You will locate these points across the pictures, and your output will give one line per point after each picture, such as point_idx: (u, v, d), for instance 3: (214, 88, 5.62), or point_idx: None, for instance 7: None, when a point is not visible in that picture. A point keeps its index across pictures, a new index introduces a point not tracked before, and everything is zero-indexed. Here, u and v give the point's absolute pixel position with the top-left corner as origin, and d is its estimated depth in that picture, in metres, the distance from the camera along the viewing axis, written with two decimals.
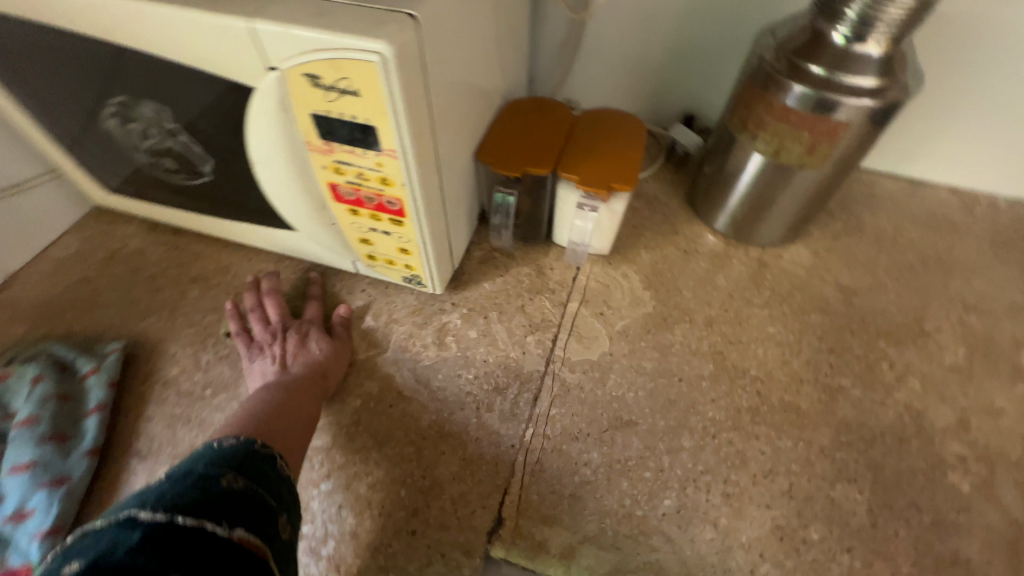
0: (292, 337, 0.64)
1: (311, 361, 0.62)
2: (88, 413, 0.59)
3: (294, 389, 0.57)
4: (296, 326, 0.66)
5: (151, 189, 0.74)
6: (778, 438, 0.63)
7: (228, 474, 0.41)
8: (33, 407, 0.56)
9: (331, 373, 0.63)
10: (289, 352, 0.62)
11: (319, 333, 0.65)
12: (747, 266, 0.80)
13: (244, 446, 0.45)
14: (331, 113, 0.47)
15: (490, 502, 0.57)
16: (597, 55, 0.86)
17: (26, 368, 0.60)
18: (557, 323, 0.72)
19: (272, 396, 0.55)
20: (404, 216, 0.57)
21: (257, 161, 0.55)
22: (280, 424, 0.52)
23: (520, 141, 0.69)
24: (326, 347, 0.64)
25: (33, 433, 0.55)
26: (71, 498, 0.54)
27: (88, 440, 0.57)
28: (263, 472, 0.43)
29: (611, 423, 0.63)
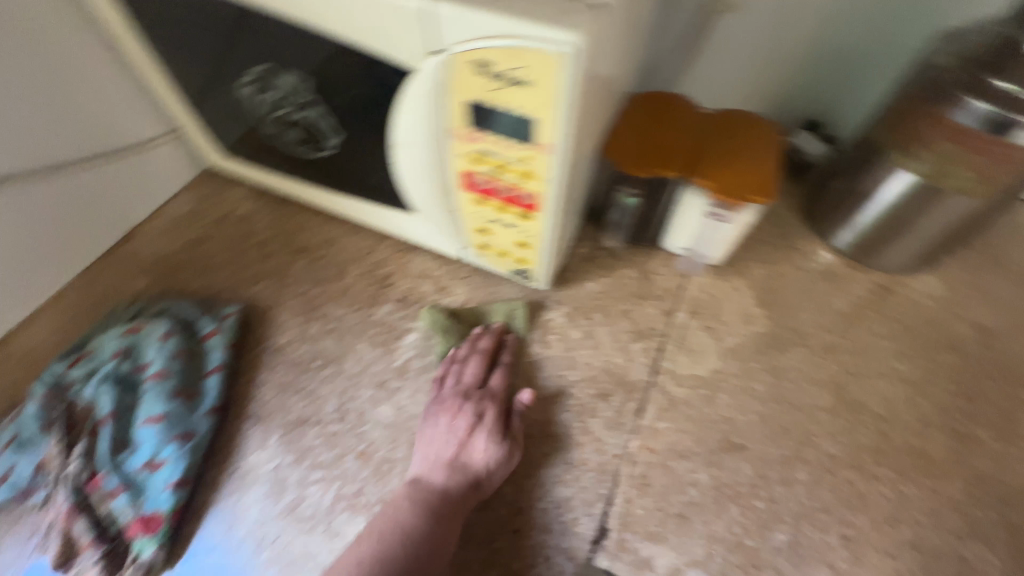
0: (467, 418, 0.57)
1: (472, 471, 0.54)
2: (210, 373, 0.61)
3: (437, 513, 0.51)
4: (476, 401, 0.58)
5: (267, 156, 0.74)
6: (903, 484, 0.58)
7: None
8: (163, 362, 0.58)
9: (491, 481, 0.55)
10: (457, 438, 0.56)
11: (492, 426, 0.56)
12: (870, 293, 0.74)
13: None
14: (491, 102, 0.45)
15: (594, 510, 0.56)
16: (729, 51, 0.76)
17: (157, 324, 0.62)
18: (663, 332, 0.69)
19: (415, 523, 0.50)
20: (535, 212, 0.55)
21: (396, 143, 0.53)
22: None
23: (648, 139, 0.65)
24: (495, 452, 0.55)
25: (164, 388, 0.57)
26: (195, 453, 0.56)
27: (210, 399, 0.59)
28: None
29: (720, 444, 0.61)
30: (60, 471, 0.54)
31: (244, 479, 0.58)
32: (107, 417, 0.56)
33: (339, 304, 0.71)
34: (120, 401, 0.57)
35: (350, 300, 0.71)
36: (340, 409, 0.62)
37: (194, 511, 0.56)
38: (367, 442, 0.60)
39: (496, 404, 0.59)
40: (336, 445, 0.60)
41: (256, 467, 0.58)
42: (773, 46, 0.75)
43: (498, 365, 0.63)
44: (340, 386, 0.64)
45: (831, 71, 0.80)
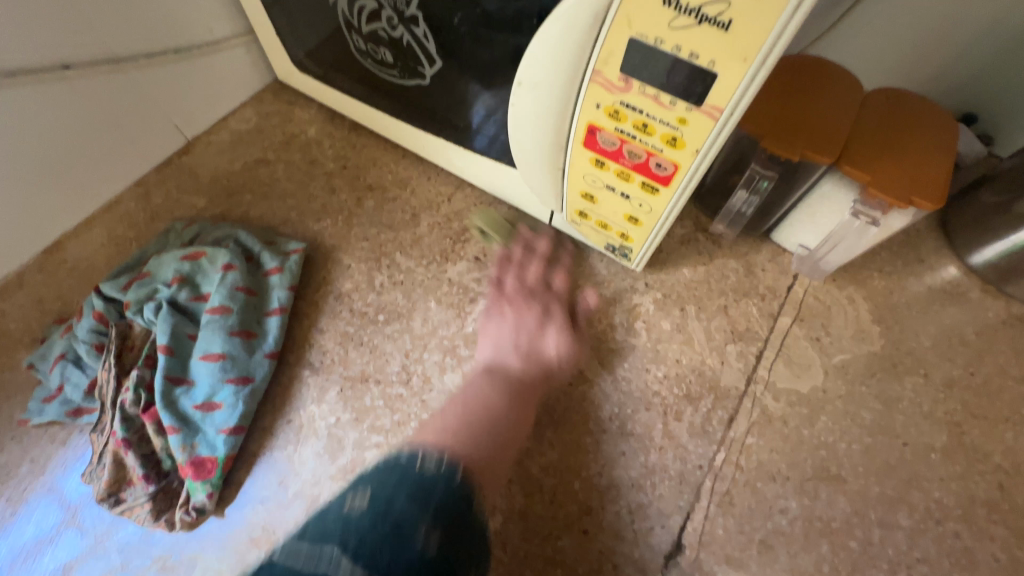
0: (536, 315, 0.59)
1: (545, 359, 0.56)
2: (271, 313, 0.56)
3: (514, 390, 0.52)
4: (541, 300, 0.60)
5: (344, 75, 0.65)
6: (1018, 548, 0.52)
7: (428, 525, 0.34)
8: (224, 296, 0.54)
9: (559, 377, 0.57)
10: (529, 336, 0.57)
11: (561, 324, 0.59)
12: (1004, 324, 0.65)
13: (445, 480, 0.37)
14: (665, 44, 0.36)
15: (671, 523, 0.51)
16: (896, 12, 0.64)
17: (217, 252, 0.57)
18: (763, 338, 0.62)
19: (497, 395, 0.51)
20: (665, 185, 0.47)
21: (519, 82, 0.44)
22: (501, 449, 0.46)
23: (797, 113, 0.55)
24: (565, 345, 0.57)
25: (224, 324, 0.53)
26: (252, 399, 0.53)
27: (270, 342, 0.55)
28: (458, 520, 0.36)
29: (816, 472, 0.54)
30: (113, 399, 0.51)
31: (300, 433, 0.54)
32: (162, 349, 0.52)
33: (410, 255, 0.64)
34: (176, 332, 0.53)
35: (422, 253, 0.64)
36: (404, 370, 0.57)
37: (244, 459, 0.53)
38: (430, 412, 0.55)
39: (563, 305, 0.61)
40: (399, 410, 0.55)
41: (313, 421, 0.54)
42: (954, 7, 0.61)
43: (559, 268, 0.63)
44: (406, 345, 0.59)
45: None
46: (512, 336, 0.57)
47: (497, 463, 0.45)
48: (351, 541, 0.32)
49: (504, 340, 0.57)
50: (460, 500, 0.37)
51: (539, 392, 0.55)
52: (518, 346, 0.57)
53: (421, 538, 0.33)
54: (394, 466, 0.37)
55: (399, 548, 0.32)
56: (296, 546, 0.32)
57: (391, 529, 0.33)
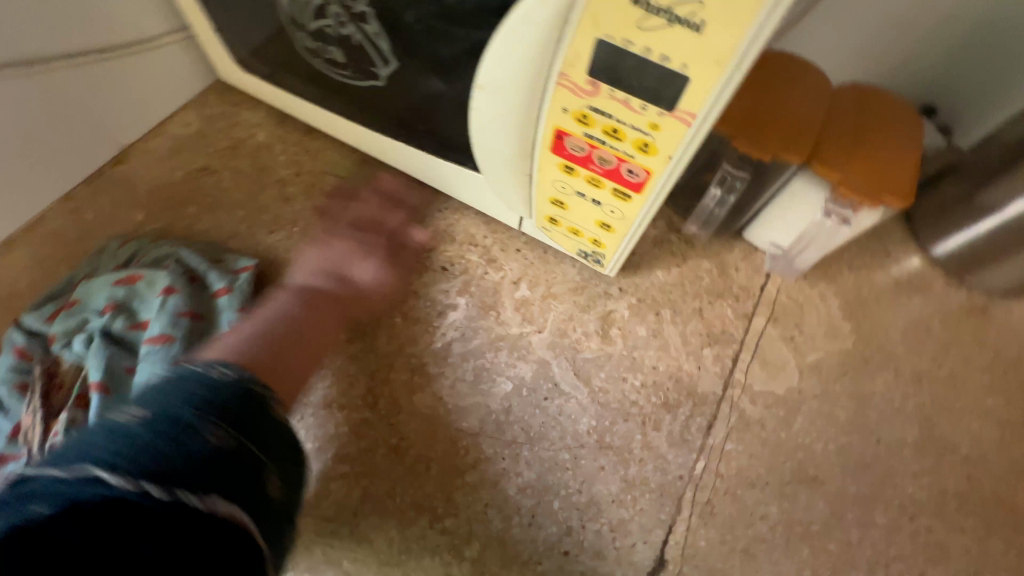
0: (357, 246, 0.61)
1: (344, 278, 0.58)
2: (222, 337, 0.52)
3: (316, 307, 0.54)
4: (375, 237, 0.62)
5: (293, 75, 0.60)
6: (987, 538, 0.53)
7: (215, 428, 0.35)
8: (165, 323, 0.50)
9: (368, 301, 0.58)
10: (344, 260, 0.59)
11: (381, 257, 0.61)
12: (967, 314, 0.66)
13: (238, 381, 0.39)
14: (634, 46, 0.33)
15: (653, 538, 0.50)
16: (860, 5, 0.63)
17: (156, 274, 0.52)
18: (739, 340, 0.61)
19: (297, 312, 0.53)
20: (638, 192, 0.45)
21: (480, 86, 0.41)
22: (282, 356, 0.48)
23: (768, 111, 0.54)
24: (381, 275, 0.59)
25: (167, 353, 0.49)
26: None
27: None
28: (256, 419, 0.38)
29: (794, 475, 0.54)
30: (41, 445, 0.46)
31: None
32: (95, 387, 0.47)
33: (372, 267, 0.60)
34: (112, 365, 0.48)
35: (384, 264, 0.61)
36: (369, 393, 0.54)
37: None
38: (399, 436, 0.52)
39: (391, 244, 0.62)
40: (365, 436, 0.52)
41: None
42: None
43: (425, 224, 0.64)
44: (371, 366, 0.55)
45: (987, 51, 0.63)
46: (332, 259, 0.59)
47: (278, 368, 0.47)
48: (123, 452, 0.32)
49: (321, 261, 0.59)
50: (257, 404, 0.39)
51: (346, 314, 0.57)
52: (331, 271, 0.58)
53: (211, 434, 0.35)
54: (183, 374, 0.38)
55: (184, 447, 0.33)
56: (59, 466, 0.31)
57: (179, 435, 0.34)
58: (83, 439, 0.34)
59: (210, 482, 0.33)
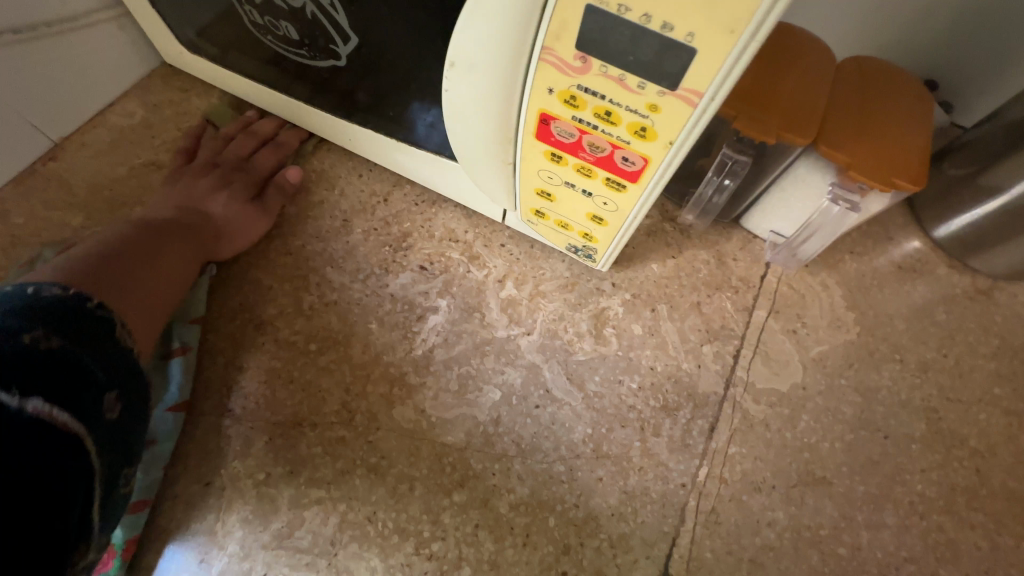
0: (211, 180, 0.56)
1: (199, 211, 0.54)
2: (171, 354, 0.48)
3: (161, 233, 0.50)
4: (223, 170, 0.57)
5: (247, 57, 0.54)
6: (998, 534, 0.51)
7: (37, 331, 0.33)
8: None
9: (233, 235, 0.54)
10: (195, 195, 0.55)
11: (236, 189, 0.56)
12: (971, 299, 0.63)
13: (70, 300, 0.37)
14: (632, 13, 0.29)
15: (656, 552, 0.47)
16: None
17: None
18: (740, 335, 0.57)
19: (133, 232, 0.48)
20: (633, 182, 0.40)
21: (452, 63, 0.36)
22: (130, 276, 0.44)
23: (770, 89, 0.50)
24: (234, 207, 0.55)
25: None
26: (155, 464, 0.45)
27: (172, 393, 0.47)
28: (91, 333, 0.36)
29: (801, 477, 0.51)
30: None
31: (224, 496, 0.46)
32: None
33: (343, 269, 0.55)
34: None
35: (357, 265, 0.56)
36: (344, 409, 0.49)
37: (155, 536, 0.44)
38: (379, 454, 0.48)
39: (248, 177, 0.58)
40: (341, 456, 0.47)
41: (237, 482, 0.46)
42: None
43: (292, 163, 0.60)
44: (345, 378, 0.50)
45: (994, 24, 0.59)
46: (180, 195, 0.55)
47: (117, 284, 0.43)
48: None
49: (174, 197, 0.55)
50: (91, 320, 0.37)
51: (213, 249, 0.53)
52: (176, 205, 0.54)
53: (27, 336, 0.32)
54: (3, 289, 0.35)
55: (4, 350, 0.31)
56: None
57: None
58: None
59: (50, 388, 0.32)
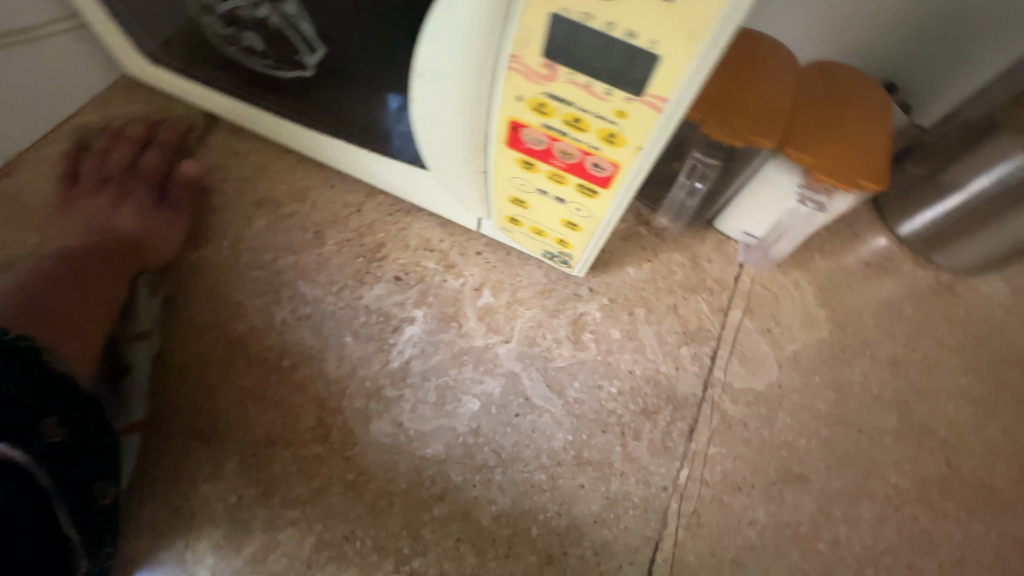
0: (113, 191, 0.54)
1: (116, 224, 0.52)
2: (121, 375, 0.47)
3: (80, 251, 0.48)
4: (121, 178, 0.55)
5: (211, 68, 0.52)
6: (970, 521, 0.53)
7: None
8: None
9: (153, 241, 0.52)
10: (105, 210, 0.53)
11: (143, 194, 0.54)
12: (936, 293, 0.65)
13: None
14: (595, 21, 0.28)
15: (640, 556, 0.47)
16: None
17: None
18: (716, 336, 0.58)
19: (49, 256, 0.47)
20: (605, 187, 0.40)
21: (419, 73, 0.36)
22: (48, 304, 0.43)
23: (737, 93, 0.50)
24: (144, 212, 0.53)
25: None
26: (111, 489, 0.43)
27: (123, 413, 0.45)
28: (24, 367, 0.36)
29: (780, 475, 0.52)
30: None
31: (194, 521, 0.44)
32: None
33: (315, 282, 0.54)
34: None
35: (330, 277, 0.54)
36: (319, 426, 0.48)
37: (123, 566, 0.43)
38: (357, 470, 0.46)
39: (148, 182, 0.55)
40: (317, 475, 0.46)
41: (208, 506, 0.44)
42: None
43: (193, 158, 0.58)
44: (320, 394, 0.49)
45: (947, 27, 0.61)
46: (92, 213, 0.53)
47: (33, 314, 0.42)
48: None
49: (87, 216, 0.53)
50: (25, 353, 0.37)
51: (136, 260, 0.51)
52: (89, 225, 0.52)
53: None
54: None
55: None
56: None
57: None
58: None
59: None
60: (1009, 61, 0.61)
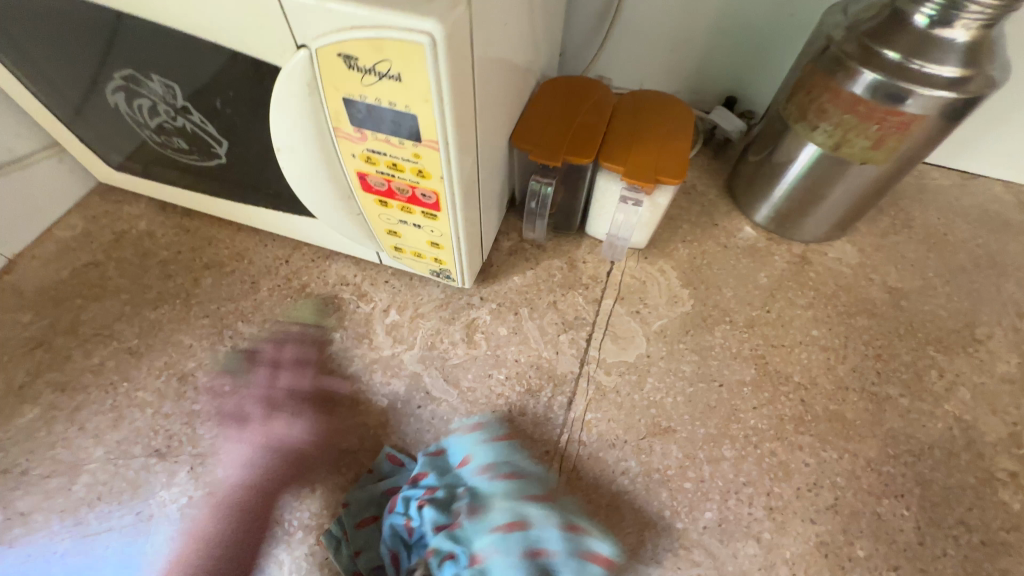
0: None
1: None
2: (455, 523, 0.51)
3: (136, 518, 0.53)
4: None
5: (159, 168, 0.68)
6: (823, 450, 0.60)
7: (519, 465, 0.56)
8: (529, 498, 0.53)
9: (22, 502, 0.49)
10: None
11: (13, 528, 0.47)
12: (789, 263, 0.75)
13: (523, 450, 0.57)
14: (367, 99, 0.42)
15: (523, 462, 0.56)
16: (637, 34, 0.83)
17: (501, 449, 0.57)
18: (591, 321, 0.68)
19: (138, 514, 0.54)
20: (439, 210, 0.52)
21: (279, 148, 0.49)
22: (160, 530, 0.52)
23: (561, 128, 0.64)
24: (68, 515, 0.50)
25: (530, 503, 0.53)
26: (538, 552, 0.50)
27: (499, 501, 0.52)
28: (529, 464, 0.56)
29: (649, 429, 0.60)
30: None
31: (150, 522, 0.54)
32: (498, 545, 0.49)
33: (251, 321, 0.67)
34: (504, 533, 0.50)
35: (264, 316, 0.67)
36: (255, 434, 0.59)
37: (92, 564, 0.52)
38: (285, 466, 0.57)
39: None
40: (252, 472, 0.56)
41: (163, 508, 0.54)
42: (674, 28, 0.81)
43: None
44: (255, 409, 0.60)
45: (744, 53, 0.81)
46: None
47: None
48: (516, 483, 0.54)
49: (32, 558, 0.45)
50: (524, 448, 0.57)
51: None
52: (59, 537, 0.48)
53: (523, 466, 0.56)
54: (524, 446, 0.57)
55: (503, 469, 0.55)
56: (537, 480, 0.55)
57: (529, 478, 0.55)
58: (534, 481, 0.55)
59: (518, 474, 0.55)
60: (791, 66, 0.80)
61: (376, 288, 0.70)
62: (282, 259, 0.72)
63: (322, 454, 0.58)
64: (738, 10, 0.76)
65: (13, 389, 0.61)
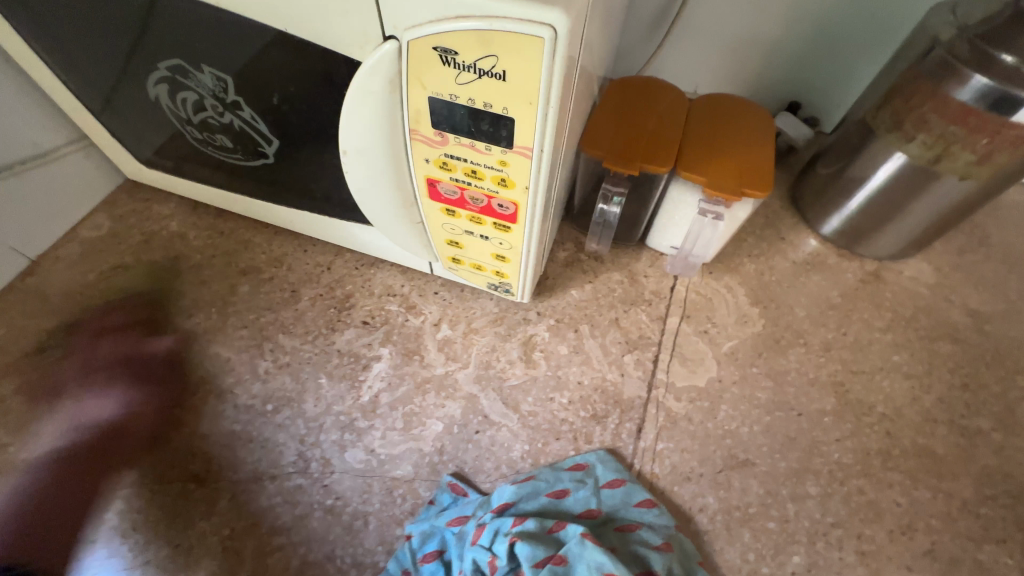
0: None
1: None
2: (552, 556, 0.45)
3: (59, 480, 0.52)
4: None
5: (196, 166, 0.63)
6: (914, 488, 0.55)
7: (602, 497, 0.52)
8: (617, 533, 0.49)
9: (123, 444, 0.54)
10: None
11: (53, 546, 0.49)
12: (863, 281, 0.71)
13: (603, 477, 0.53)
14: (459, 99, 0.37)
15: (606, 490, 0.52)
16: (701, 35, 0.78)
17: (578, 478, 0.53)
18: (656, 341, 0.64)
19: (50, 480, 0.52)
20: (514, 222, 0.48)
21: (345, 152, 0.44)
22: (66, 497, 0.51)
23: (633, 136, 0.60)
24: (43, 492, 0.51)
25: (619, 539, 0.49)
26: None
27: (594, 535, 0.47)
28: (612, 494, 0.52)
29: (726, 462, 0.56)
30: None
31: (191, 555, 0.49)
32: None
33: (293, 333, 0.62)
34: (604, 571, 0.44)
35: (306, 328, 0.62)
36: (300, 459, 0.54)
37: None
38: (334, 496, 0.52)
39: None
40: (299, 503, 0.52)
41: (204, 540, 0.50)
42: (742, 29, 0.76)
43: None
44: (300, 431, 0.56)
45: (815, 57, 0.76)
46: None
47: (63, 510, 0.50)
48: (599, 517, 0.50)
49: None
50: (605, 474, 0.53)
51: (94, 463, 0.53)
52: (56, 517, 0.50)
53: (605, 498, 0.52)
54: (606, 471, 0.54)
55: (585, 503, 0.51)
56: (622, 511, 0.51)
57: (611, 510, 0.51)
58: (617, 512, 0.51)
59: (600, 507, 0.51)
60: (867, 79, 0.76)
61: (426, 300, 0.65)
62: (325, 266, 0.67)
63: (131, 436, 0.55)
64: (814, 11, 0.71)
65: (38, 404, 0.56)
